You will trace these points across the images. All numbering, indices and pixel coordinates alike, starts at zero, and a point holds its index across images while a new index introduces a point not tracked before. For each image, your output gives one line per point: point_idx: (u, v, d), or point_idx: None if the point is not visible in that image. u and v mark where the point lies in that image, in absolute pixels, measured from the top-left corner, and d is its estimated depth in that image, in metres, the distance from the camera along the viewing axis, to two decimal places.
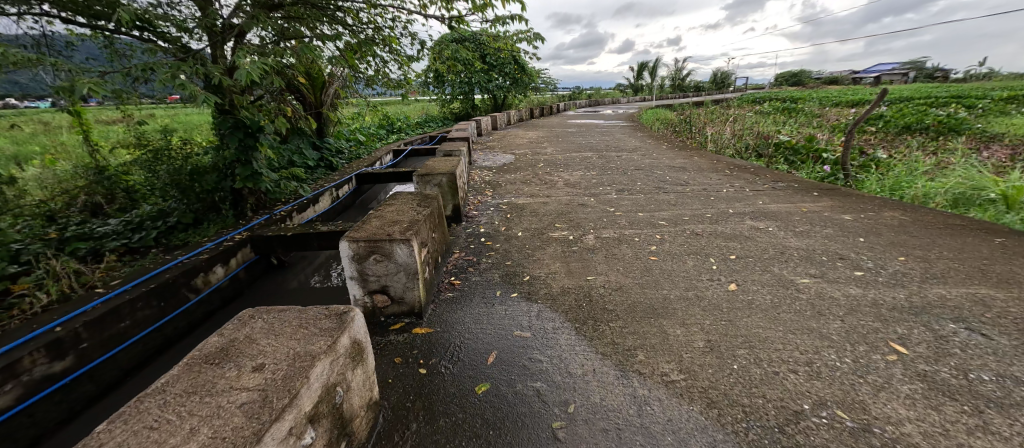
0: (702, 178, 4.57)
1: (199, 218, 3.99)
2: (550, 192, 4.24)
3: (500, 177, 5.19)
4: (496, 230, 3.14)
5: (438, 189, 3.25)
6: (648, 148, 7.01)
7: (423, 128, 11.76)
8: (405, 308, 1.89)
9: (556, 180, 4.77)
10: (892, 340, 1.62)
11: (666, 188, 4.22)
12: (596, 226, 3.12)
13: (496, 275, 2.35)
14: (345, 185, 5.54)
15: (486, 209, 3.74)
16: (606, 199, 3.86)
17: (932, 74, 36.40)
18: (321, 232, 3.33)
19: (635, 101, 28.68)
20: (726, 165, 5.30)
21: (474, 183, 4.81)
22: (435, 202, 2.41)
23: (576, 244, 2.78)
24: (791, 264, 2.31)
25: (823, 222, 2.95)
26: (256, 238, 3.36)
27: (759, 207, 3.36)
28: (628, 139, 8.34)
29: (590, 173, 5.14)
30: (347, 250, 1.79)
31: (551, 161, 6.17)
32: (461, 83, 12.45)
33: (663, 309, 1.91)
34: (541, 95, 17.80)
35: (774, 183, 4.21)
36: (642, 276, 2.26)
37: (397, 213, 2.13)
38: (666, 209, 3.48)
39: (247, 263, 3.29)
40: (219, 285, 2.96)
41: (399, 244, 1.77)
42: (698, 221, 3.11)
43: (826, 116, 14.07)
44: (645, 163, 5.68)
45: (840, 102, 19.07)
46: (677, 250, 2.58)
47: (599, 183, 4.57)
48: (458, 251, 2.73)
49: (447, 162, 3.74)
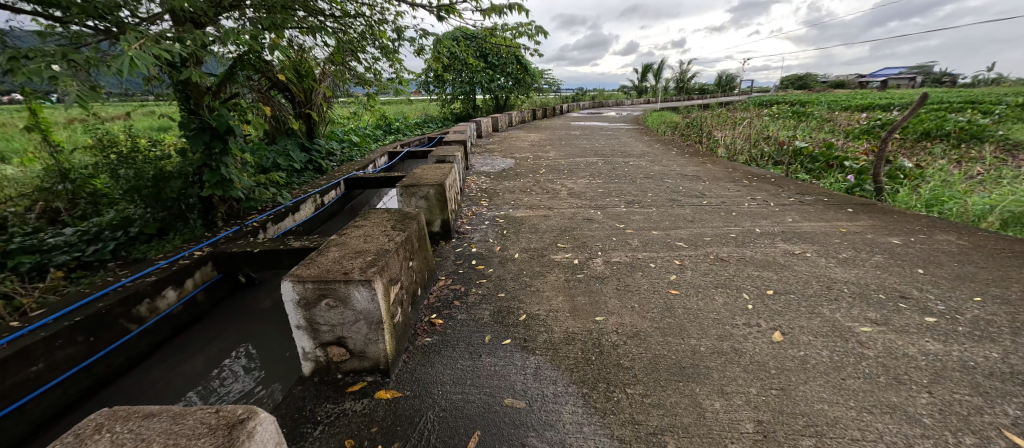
0: (719, 189, 4.17)
1: (164, 228, 3.62)
2: (552, 203, 3.85)
3: (498, 185, 4.79)
4: (490, 251, 2.75)
5: (424, 202, 2.85)
6: (656, 154, 6.58)
7: (422, 129, 11.40)
8: (367, 363, 1.50)
9: (558, 189, 4.38)
10: (1005, 427, 1.22)
11: (680, 200, 3.82)
12: (605, 247, 2.72)
13: (485, 313, 1.95)
14: (332, 190, 5.16)
15: (481, 223, 3.34)
16: (614, 213, 3.46)
17: (941, 79, 35.82)
18: (292, 249, 2.95)
19: (639, 102, 28.24)
20: (744, 174, 4.88)
21: (469, 191, 4.41)
22: (415, 222, 2.01)
23: (582, 271, 2.38)
24: (842, 305, 1.91)
25: (869, 247, 2.54)
26: (219, 255, 2.97)
27: (789, 227, 2.96)
28: (635, 143, 7.92)
29: (595, 181, 4.73)
30: (291, 293, 1.40)
31: (553, 166, 5.78)
32: (462, 83, 12.07)
33: (694, 369, 1.51)
34: (544, 96, 17.40)
35: (800, 196, 3.80)
36: (663, 318, 1.86)
37: (364, 240, 1.73)
38: (684, 226, 3.08)
39: (207, 283, 2.90)
40: (171, 311, 2.58)
41: (356, 287, 1.38)
42: (722, 242, 2.71)
43: (838, 120, 13.59)
44: (654, 170, 5.28)
45: (850, 106, 18.60)
46: (701, 281, 2.19)
47: (606, 193, 4.17)
48: (443, 278, 2.34)
49: (438, 170, 3.35)
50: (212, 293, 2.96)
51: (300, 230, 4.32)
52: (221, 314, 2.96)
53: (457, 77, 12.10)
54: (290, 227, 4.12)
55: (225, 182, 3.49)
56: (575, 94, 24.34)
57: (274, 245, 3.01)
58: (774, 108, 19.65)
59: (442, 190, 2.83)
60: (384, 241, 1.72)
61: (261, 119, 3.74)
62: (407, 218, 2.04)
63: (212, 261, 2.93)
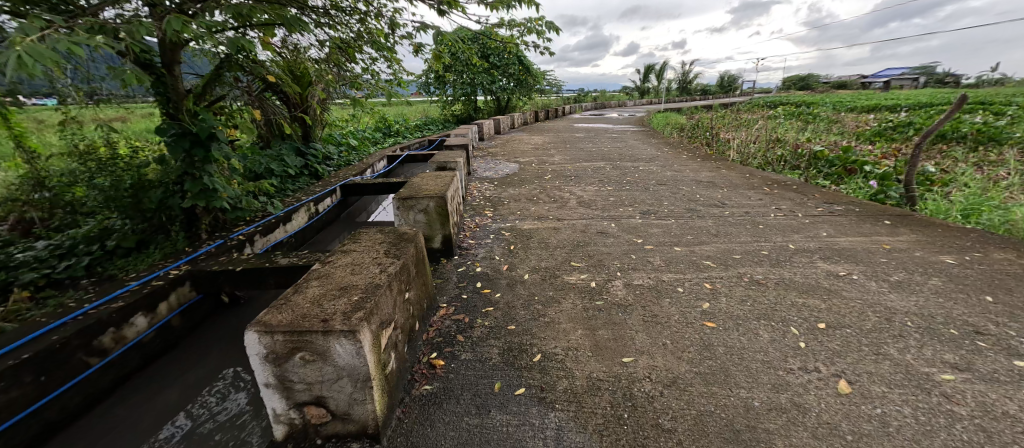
0: (739, 198, 3.90)
1: (144, 241, 3.36)
2: (561, 214, 3.57)
3: (502, 192, 4.53)
4: (497, 270, 2.48)
5: (424, 216, 2.59)
6: (666, 158, 6.31)
7: (422, 132, 11.15)
8: (352, 427, 1.23)
9: (566, 198, 4.11)
10: None
11: (698, 209, 3.55)
12: (624, 266, 2.45)
13: (494, 352, 1.68)
14: (327, 198, 4.90)
15: (485, 237, 3.07)
16: (630, 225, 3.19)
17: (943, 79, 35.50)
18: (277, 266, 2.69)
19: (642, 104, 28.00)
20: (762, 181, 4.61)
21: (472, 200, 4.15)
22: (412, 246, 1.74)
23: (601, 297, 2.11)
24: (909, 343, 1.64)
25: (920, 267, 2.27)
26: (198, 273, 2.70)
27: (826, 242, 2.68)
28: (642, 147, 7.66)
29: (605, 189, 4.46)
30: (257, 346, 1.13)
31: (559, 171, 5.52)
32: (462, 84, 11.80)
33: (752, 434, 1.23)
34: (546, 97, 17.16)
35: (828, 206, 3.53)
36: (703, 360, 1.58)
37: (351, 271, 1.46)
38: (708, 241, 2.81)
39: (185, 305, 2.64)
40: (141, 339, 2.32)
41: (338, 339, 1.11)
42: (754, 261, 2.44)
43: (845, 122, 13.33)
44: (666, 176, 5.01)
45: (856, 107, 18.33)
46: (739, 311, 1.92)
47: (617, 202, 3.90)
48: (445, 305, 2.07)
49: (438, 179, 3.08)
50: (191, 315, 2.70)
51: (292, 240, 4.04)
52: (202, 336, 2.71)
53: (458, 78, 11.83)
54: (281, 237, 3.85)
55: (210, 192, 3.24)
56: (577, 95, 24.07)
57: (260, 262, 2.75)
58: (779, 110, 19.41)
59: (443, 202, 2.57)
60: (375, 272, 1.45)
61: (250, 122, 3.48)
62: (403, 240, 1.78)
63: (190, 279, 2.67)
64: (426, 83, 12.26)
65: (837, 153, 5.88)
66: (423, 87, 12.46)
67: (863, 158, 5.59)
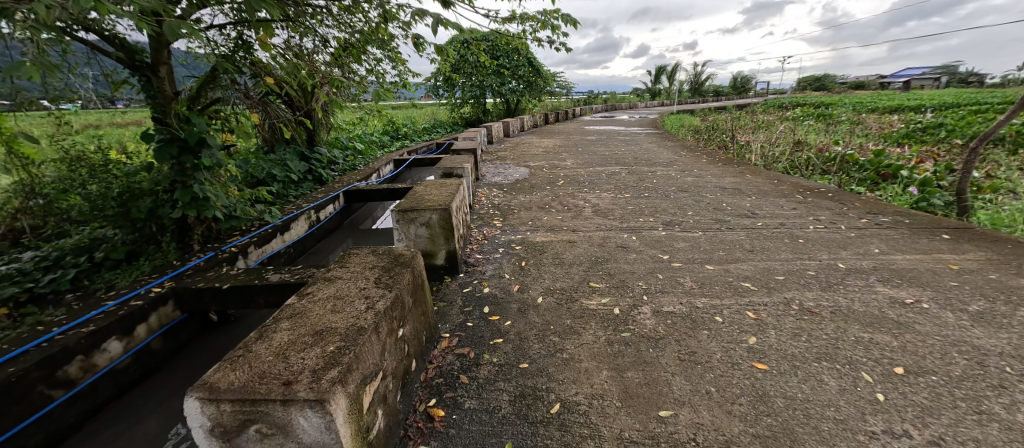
0: (770, 206, 3.58)
1: (133, 252, 3.16)
2: (576, 225, 3.30)
3: (512, 199, 4.27)
4: (507, 292, 2.21)
5: (426, 230, 2.33)
6: (685, 162, 5.99)
7: (431, 135, 10.98)
8: None
9: (581, 206, 3.83)
10: None
11: (727, 220, 3.24)
12: (650, 288, 2.16)
13: (504, 401, 1.41)
14: (330, 205, 4.70)
15: (494, 251, 2.82)
16: (652, 239, 2.90)
17: (967, 78, 34.39)
18: (266, 283, 2.46)
19: (653, 105, 27.60)
20: (792, 187, 4.28)
21: (480, 208, 3.90)
22: (408, 272, 1.48)
23: (627, 328, 1.83)
24: (1017, 397, 1.33)
25: (1002, 294, 1.95)
26: (181, 291, 2.49)
27: (880, 261, 2.36)
28: (658, 150, 7.34)
29: (622, 196, 4.18)
30: (200, 416, 0.88)
31: (572, 177, 5.25)
32: (472, 86, 11.62)
33: None
34: (556, 99, 16.92)
35: (872, 217, 3.21)
36: (759, 417, 1.29)
37: (333, 307, 1.22)
38: (742, 257, 2.52)
39: (168, 326, 2.43)
40: (116, 366, 2.11)
41: (301, 411, 0.86)
42: (801, 284, 2.13)
43: (867, 123, 12.84)
44: (687, 182, 4.71)
45: (878, 107, 17.74)
46: (794, 350, 1.62)
47: (636, 211, 3.61)
48: (448, 335, 1.81)
49: (443, 188, 2.84)
50: (175, 336, 2.49)
51: (290, 250, 3.83)
52: (187, 359, 2.51)
53: (467, 80, 11.63)
54: (279, 247, 3.64)
55: (201, 201, 3.03)
56: (588, 97, 23.75)
57: (249, 279, 2.53)
58: (797, 110, 18.89)
59: (447, 215, 2.32)
60: (361, 309, 1.20)
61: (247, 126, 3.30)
62: (400, 263, 1.53)
63: (174, 298, 2.46)
64: (435, 86, 12.09)
65: (869, 156, 5.51)
66: (432, 90, 12.30)
67: (899, 162, 5.22)
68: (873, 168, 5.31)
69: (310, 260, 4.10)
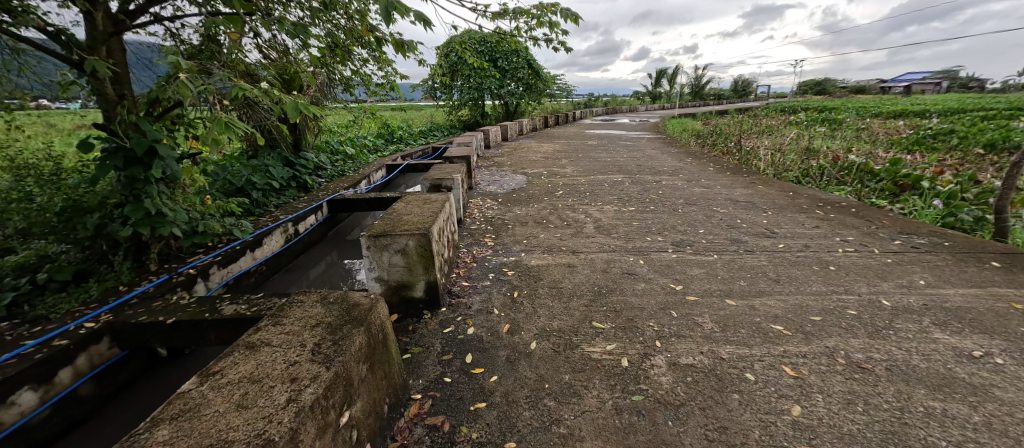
0: (789, 224, 3.27)
1: (84, 272, 2.75)
2: (576, 244, 2.97)
3: (507, 212, 3.94)
4: (494, 334, 1.88)
5: (401, 258, 2.00)
6: (691, 171, 5.67)
7: (427, 138, 10.68)
8: None
9: (581, 222, 3.50)
10: None
11: (745, 241, 2.91)
12: (663, 330, 1.83)
13: None
14: (311, 215, 4.38)
15: (483, 278, 2.48)
16: (662, 263, 2.58)
17: (968, 83, 34.27)
18: (218, 318, 2.12)
19: (654, 108, 27.33)
20: (810, 201, 3.95)
21: (472, 223, 3.57)
22: (359, 333, 1.15)
23: (639, 387, 1.49)
24: None
25: None
26: (118, 326, 2.15)
27: (929, 298, 2.03)
28: (662, 157, 7.04)
29: (626, 209, 3.86)
30: None
31: (572, 186, 4.93)
32: (469, 89, 11.32)
33: None
34: (556, 102, 16.65)
35: (905, 238, 2.89)
36: None
37: (241, 398, 0.88)
38: (767, 288, 2.19)
39: (101, 367, 2.09)
40: (28, 421, 1.77)
41: None
42: (845, 329, 1.80)
43: (871, 128, 12.60)
44: (695, 194, 4.39)
45: (881, 111, 17.49)
46: (852, 428, 1.28)
47: (642, 228, 3.28)
48: (421, 397, 1.48)
49: (427, 205, 2.51)
50: (114, 377, 2.15)
51: (264, 268, 3.48)
52: (127, 404, 2.17)
53: (464, 83, 11.33)
54: (250, 265, 3.30)
55: (156, 217, 2.71)
56: (588, 100, 23.43)
57: (200, 310, 2.20)
58: (800, 114, 18.63)
59: (426, 241, 1.98)
60: (278, 404, 0.86)
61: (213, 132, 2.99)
62: (354, 317, 1.20)
63: (110, 333, 2.12)
64: (432, 88, 11.77)
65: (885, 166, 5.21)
66: (429, 92, 12.00)
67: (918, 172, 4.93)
68: (890, 178, 5.01)
69: (288, 278, 3.75)
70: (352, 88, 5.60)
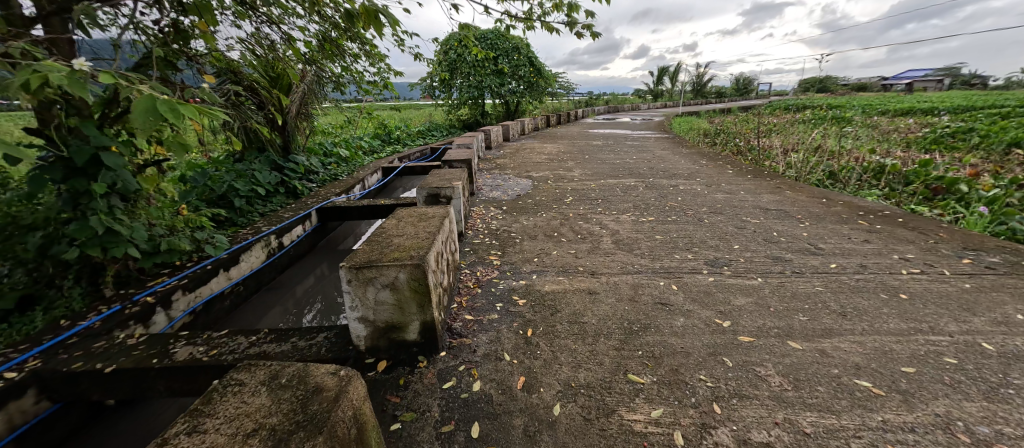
0: (835, 237, 2.88)
1: (29, 298, 2.31)
2: (594, 264, 2.58)
3: (514, 223, 3.56)
4: (507, 392, 1.50)
5: (390, 294, 1.62)
6: (708, 174, 5.29)
7: (425, 138, 10.30)
8: None
9: (597, 235, 3.11)
10: None
11: (791, 259, 2.53)
12: (719, 387, 1.46)
13: None
14: (298, 226, 3.99)
15: (490, 308, 2.10)
16: (700, 290, 2.20)
17: (972, 80, 33.88)
18: (168, 365, 1.75)
19: (656, 107, 26.89)
20: (847, 209, 3.57)
21: (475, 236, 3.19)
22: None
23: None
24: None
25: None
26: (48, 375, 1.77)
27: None
28: (673, 158, 6.65)
29: (645, 219, 3.48)
30: None
31: (582, 192, 4.55)
32: (469, 87, 10.93)
33: None
34: (558, 101, 16.26)
35: (973, 256, 2.51)
36: None
37: None
38: (835, 324, 1.81)
39: (23, 428, 1.70)
40: None
41: None
42: (952, 388, 1.42)
43: (882, 126, 12.25)
44: (718, 201, 4.01)
45: (889, 109, 17.10)
46: None
47: (667, 243, 2.90)
48: None
49: (423, 222, 2.12)
50: (42, 438, 1.77)
51: (240, 287, 3.10)
52: None
53: (464, 81, 10.91)
54: (224, 285, 2.93)
55: (108, 236, 2.32)
56: (590, 98, 23.00)
57: (148, 354, 1.82)
58: (806, 112, 18.25)
59: (421, 274, 1.60)
60: None
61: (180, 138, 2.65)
62: (311, 418, 0.83)
63: (37, 385, 1.74)
64: (430, 87, 11.36)
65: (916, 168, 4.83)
66: (427, 91, 11.63)
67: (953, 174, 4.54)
68: (922, 182, 4.64)
69: (270, 297, 3.37)
70: (344, 87, 5.28)
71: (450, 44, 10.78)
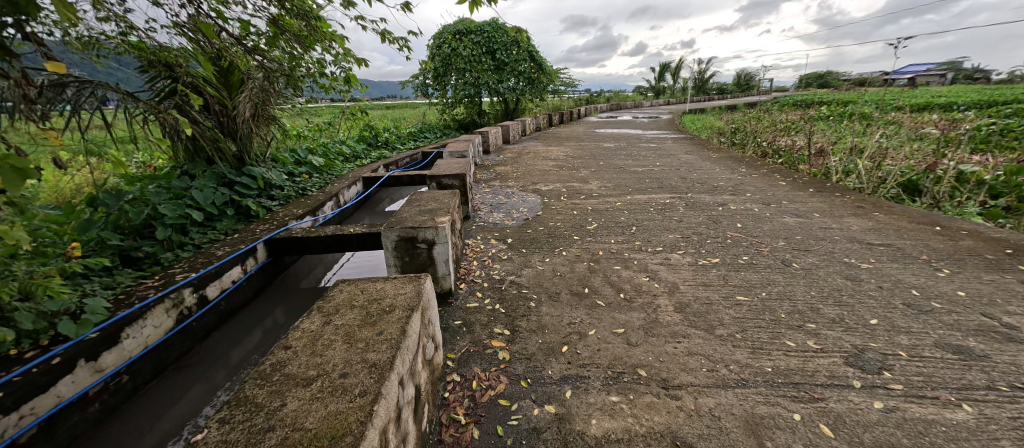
0: (1018, 304, 1.90)
1: None
2: (664, 363, 1.60)
3: (525, 266, 2.59)
4: None
5: None
6: (756, 187, 4.33)
7: (418, 140, 9.34)
8: None
9: (649, 294, 2.14)
10: None
11: (990, 358, 1.54)
12: None
13: None
14: (235, 267, 2.98)
15: None
16: (878, 439, 1.21)
17: (975, 75, 33.28)
18: None
19: (659, 104, 25.91)
20: (984, 245, 2.60)
21: (470, 294, 2.22)
22: None
23: None
24: None
25: None
26: None
27: None
28: (704, 165, 5.71)
29: (707, 262, 2.51)
30: None
31: (607, 214, 3.58)
32: (464, 84, 9.79)
33: None
34: (559, 98, 15.32)
35: None
36: None
37: None
38: None
39: None
40: None
41: None
42: None
43: (907, 122, 11.37)
44: (791, 229, 3.04)
45: (908, 103, 16.14)
46: None
47: (762, 312, 1.91)
48: None
49: (367, 329, 1.12)
50: None
51: (125, 376, 2.13)
52: None
53: (459, 78, 9.85)
54: (91, 383, 1.95)
55: None
56: (592, 94, 21.94)
57: None
58: (815, 110, 17.38)
59: None
60: None
61: (12, 153, 1.27)
62: None
63: None
64: (424, 85, 10.39)
65: (1002, 173, 3.98)
66: (420, 89, 10.67)
67: None
68: (1017, 193, 3.75)
69: (183, 378, 2.39)
70: (306, 81, 4.31)
71: (444, 37, 9.79)
